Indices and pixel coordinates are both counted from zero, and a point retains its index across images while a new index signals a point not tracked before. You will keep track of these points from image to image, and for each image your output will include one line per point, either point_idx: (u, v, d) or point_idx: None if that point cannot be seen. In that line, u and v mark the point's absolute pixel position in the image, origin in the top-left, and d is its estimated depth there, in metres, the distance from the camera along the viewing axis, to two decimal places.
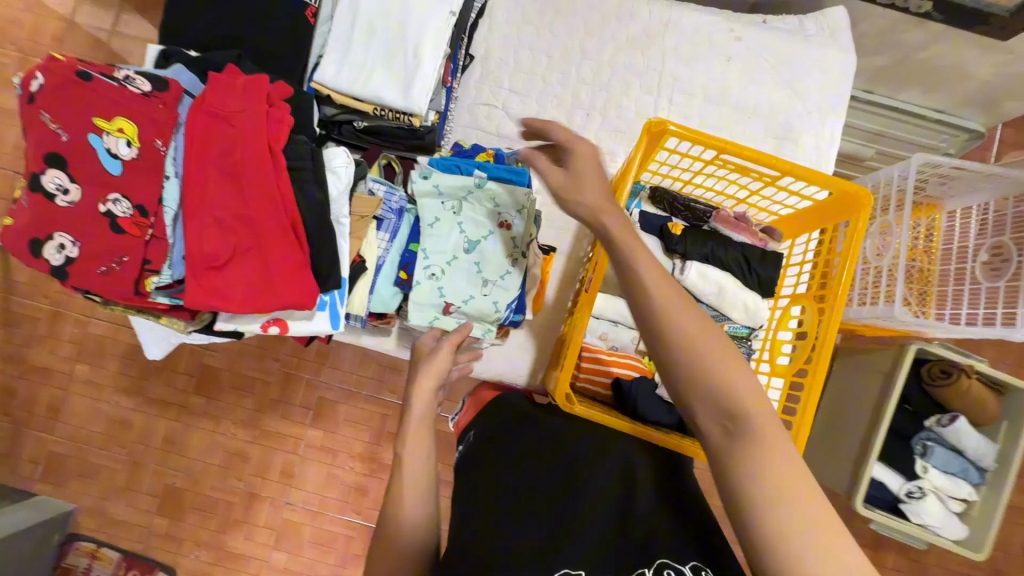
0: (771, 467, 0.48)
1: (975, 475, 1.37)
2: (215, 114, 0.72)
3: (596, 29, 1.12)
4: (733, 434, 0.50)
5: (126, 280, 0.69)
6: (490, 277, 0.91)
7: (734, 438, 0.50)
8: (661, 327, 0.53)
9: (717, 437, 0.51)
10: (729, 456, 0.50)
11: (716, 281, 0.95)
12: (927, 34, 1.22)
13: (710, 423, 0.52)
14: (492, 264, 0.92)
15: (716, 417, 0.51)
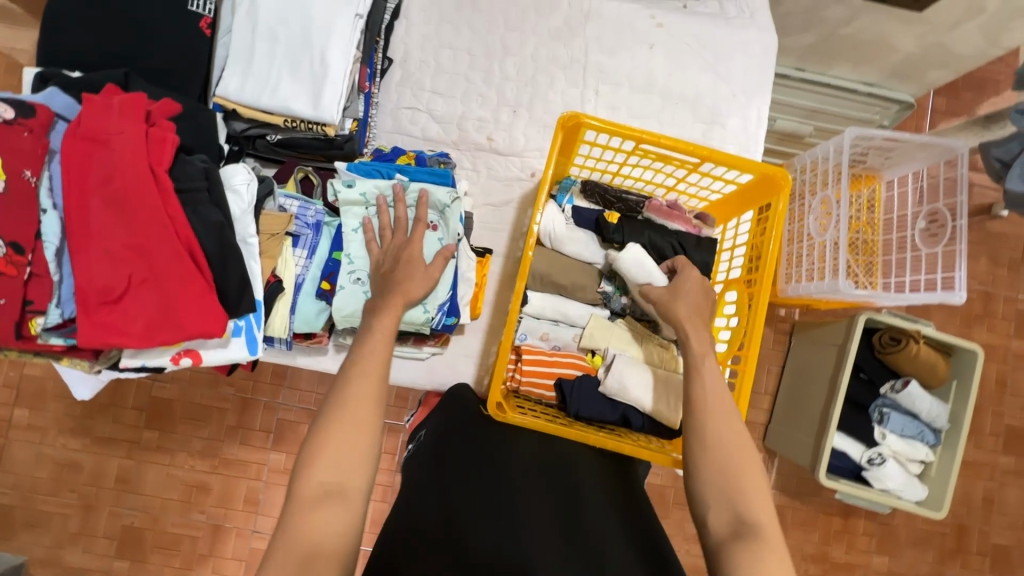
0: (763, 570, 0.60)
1: (931, 437, 1.40)
2: (92, 139, 0.67)
3: (516, 23, 1.10)
4: (740, 535, 0.63)
5: (5, 324, 0.64)
6: None
7: (740, 538, 0.63)
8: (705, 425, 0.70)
9: (724, 533, 0.64)
10: (728, 549, 0.63)
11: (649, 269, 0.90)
12: (847, 9, 1.22)
13: (721, 522, 0.65)
14: None
15: (730, 521, 0.64)
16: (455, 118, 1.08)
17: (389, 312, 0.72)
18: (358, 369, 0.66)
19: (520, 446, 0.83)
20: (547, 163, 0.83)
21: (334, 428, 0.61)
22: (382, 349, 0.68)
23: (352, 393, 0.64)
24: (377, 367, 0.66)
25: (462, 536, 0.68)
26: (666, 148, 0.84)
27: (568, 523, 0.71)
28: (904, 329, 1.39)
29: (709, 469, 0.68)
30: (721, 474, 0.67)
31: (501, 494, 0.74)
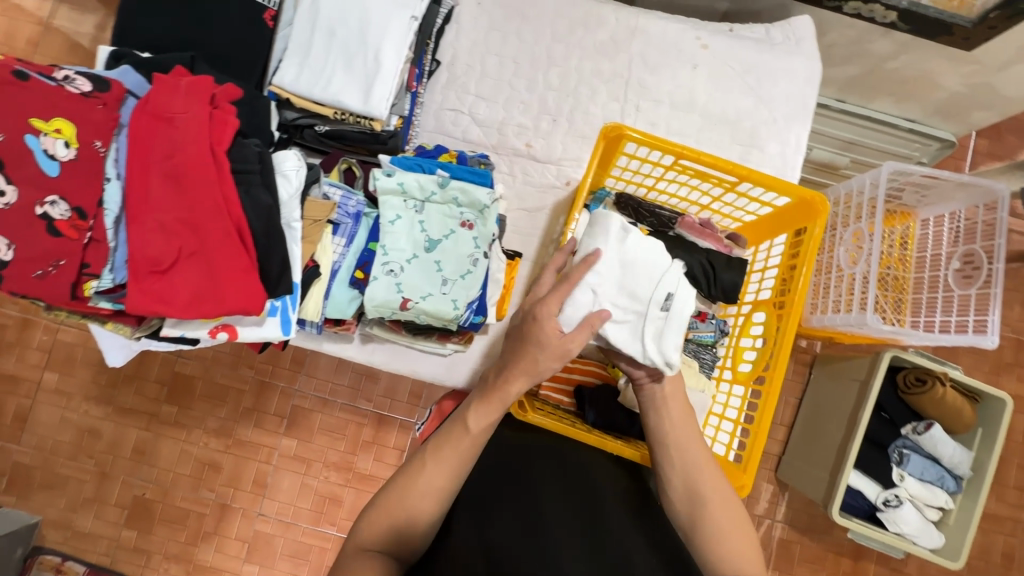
0: None
1: (951, 483, 1.37)
2: (158, 116, 0.71)
3: (563, 35, 1.12)
4: None
5: (63, 284, 0.67)
6: (450, 276, 0.89)
7: None
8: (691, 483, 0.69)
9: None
10: None
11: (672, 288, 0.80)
12: (894, 43, 1.22)
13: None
14: (453, 262, 0.89)
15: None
16: (496, 123, 1.11)
17: (487, 417, 0.68)
18: (436, 465, 0.66)
19: (540, 442, 0.81)
20: (586, 171, 0.85)
21: (392, 505, 0.64)
22: (465, 452, 0.67)
23: (423, 484, 0.65)
24: (456, 467, 0.66)
25: (489, 533, 0.70)
26: (705, 165, 0.85)
27: (590, 532, 0.71)
28: (930, 369, 1.36)
29: (697, 532, 0.67)
30: (710, 534, 0.67)
31: (517, 494, 0.74)
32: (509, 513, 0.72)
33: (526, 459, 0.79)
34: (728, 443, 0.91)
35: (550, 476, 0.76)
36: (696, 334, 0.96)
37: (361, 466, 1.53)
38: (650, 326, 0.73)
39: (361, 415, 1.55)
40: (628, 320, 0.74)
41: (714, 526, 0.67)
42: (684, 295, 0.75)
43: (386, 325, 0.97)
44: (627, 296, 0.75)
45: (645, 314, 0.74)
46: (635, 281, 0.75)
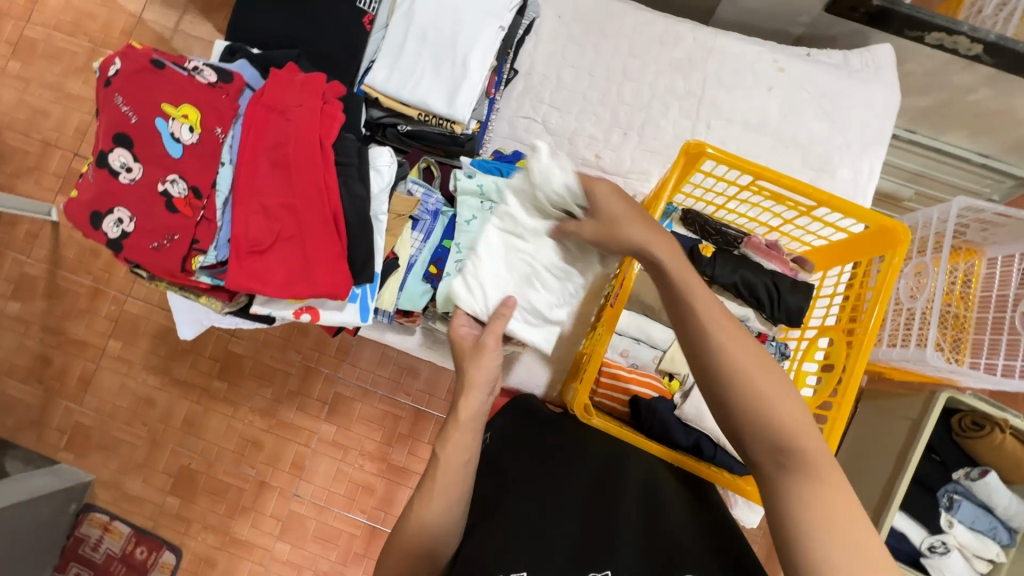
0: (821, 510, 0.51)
1: (1004, 535, 1.31)
2: (273, 107, 0.76)
3: (639, 50, 1.15)
4: (787, 467, 0.54)
5: (175, 256, 0.73)
6: None
7: (791, 473, 0.53)
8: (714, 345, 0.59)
9: (765, 466, 0.55)
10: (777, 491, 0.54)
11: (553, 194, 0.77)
12: (976, 76, 1.19)
13: (764, 457, 0.56)
14: None
15: (770, 452, 0.55)
16: (568, 132, 1.14)
17: (461, 442, 0.71)
18: (423, 503, 0.68)
19: (596, 439, 0.84)
20: (663, 187, 0.87)
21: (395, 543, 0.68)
22: (447, 487, 0.68)
23: (415, 519, 0.67)
24: (440, 505, 0.68)
25: (551, 511, 0.71)
26: (785, 187, 0.85)
27: (647, 518, 0.70)
28: (989, 415, 1.31)
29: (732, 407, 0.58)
30: (756, 401, 0.56)
31: (583, 483, 0.75)
32: (575, 498, 0.73)
33: (588, 452, 0.81)
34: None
35: (611, 467, 0.78)
36: None
37: (395, 458, 1.57)
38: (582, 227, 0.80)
39: (400, 408, 1.59)
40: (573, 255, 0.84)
41: (760, 399, 0.56)
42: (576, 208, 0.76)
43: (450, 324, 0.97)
44: (552, 250, 0.83)
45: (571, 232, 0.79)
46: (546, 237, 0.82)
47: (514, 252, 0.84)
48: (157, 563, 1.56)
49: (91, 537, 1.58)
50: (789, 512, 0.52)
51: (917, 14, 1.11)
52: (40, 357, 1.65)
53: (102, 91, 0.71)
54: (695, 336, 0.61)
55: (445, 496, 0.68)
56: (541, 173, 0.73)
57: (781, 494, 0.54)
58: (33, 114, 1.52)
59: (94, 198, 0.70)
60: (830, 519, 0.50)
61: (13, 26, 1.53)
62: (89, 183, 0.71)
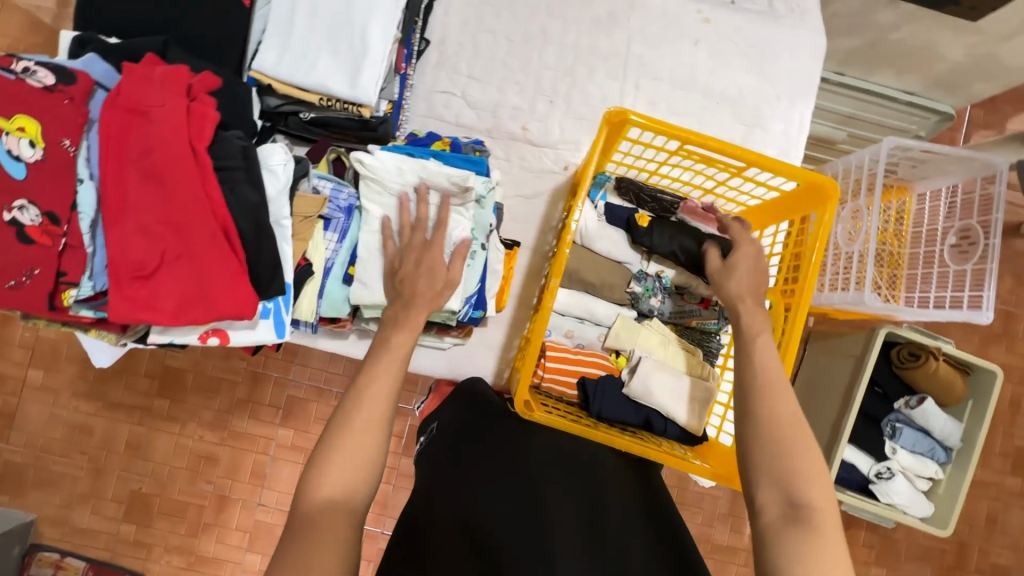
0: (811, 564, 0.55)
1: (941, 454, 1.39)
2: (132, 109, 0.66)
3: (558, 10, 1.07)
4: (792, 518, 0.58)
5: (40, 295, 0.63)
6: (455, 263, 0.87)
7: (792, 523, 0.58)
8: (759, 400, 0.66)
9: (772, 517, 0.60)
10: (779, 535, 0.58)
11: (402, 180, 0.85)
12: (898, 13, 1.18)
13: (773, 503, 0.60)
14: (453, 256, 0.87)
15: (780, 502, 0.60)
16: (490, 105, 1.06)
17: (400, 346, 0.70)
18: (354, 412, 0.63)
19: (543, 438, 0.83)
20: (588, 160, 0.82)
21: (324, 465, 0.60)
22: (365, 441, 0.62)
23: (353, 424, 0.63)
24: (354, 460, 0.61)
25: (490, 514, 0.72)
26: (713, 151, 0.81)
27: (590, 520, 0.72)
28: (924, 345, 1.37)
29: (771, 453, 0.62)
30: (781, 458, 0.62)
31: (526, 484, 0.75)
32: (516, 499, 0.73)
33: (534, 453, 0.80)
34: (719, 426, 0.95)
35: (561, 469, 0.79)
36: (697, 322, 0.97)
37: None
38: (434, 180, 0.85)
39: None
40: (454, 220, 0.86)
41: (785, 436, 0.63)
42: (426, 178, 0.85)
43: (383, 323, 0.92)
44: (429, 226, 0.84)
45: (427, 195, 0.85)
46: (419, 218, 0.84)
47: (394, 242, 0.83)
48: None
49: None
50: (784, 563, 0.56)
51: None
52: None
53: None
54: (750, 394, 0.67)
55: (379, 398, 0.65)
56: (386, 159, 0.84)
57: (777, 540, 0.58)
58: None
59: None
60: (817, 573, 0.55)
61: None
62: None
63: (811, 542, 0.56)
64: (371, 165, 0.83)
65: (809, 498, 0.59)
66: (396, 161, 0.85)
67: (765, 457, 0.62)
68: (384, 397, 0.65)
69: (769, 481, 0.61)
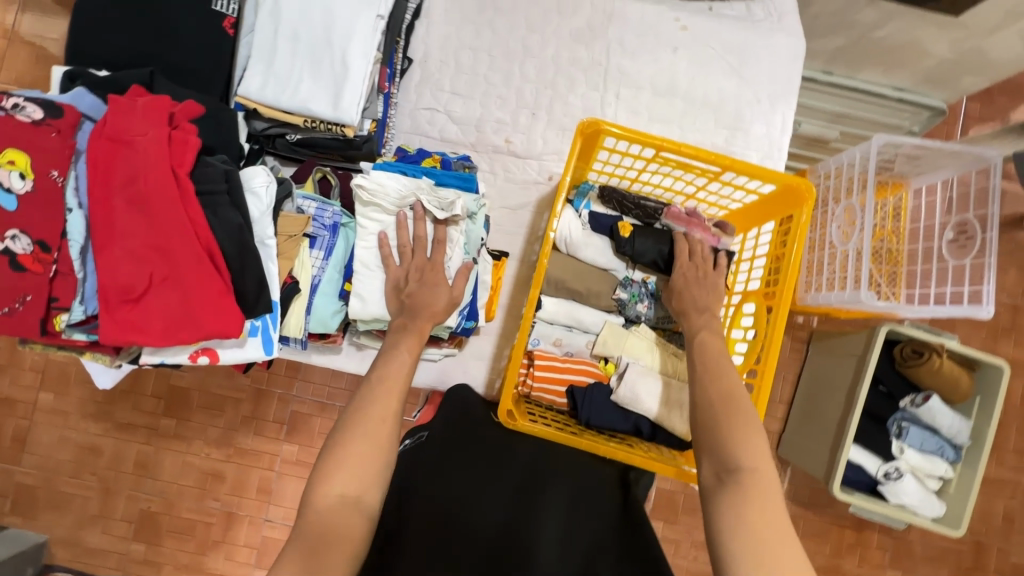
0: (742, 521, 0.57)
1: (951, 453, 1.36)
2: (118, 139, 0.68)
3: (536, 24, 1.09)
4: (725, 480, 0.61)
5: (32, 321, 0.66)
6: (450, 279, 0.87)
7: (724, 484, 0.61)
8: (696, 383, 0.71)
9: (710, 483, 0.62)
10: (716, 497, 0.60)
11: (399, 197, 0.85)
12: (879, 12, 1.19)
13: (709, 472, 0.63)
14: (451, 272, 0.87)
15: (715, 469, 0.63)
16: (474, 120, 1.08)
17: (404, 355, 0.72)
18: (368, 413, 0.64)
19: (527, 448, 0.88)
20: (565, 169, 0.83)
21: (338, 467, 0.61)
22: (375, 442, 0.63)
23: (369, 425, 0.64)
24: (365, 460, 0.62)
25: (476, 513, 0.77)
26: (687, 157, 0.82)
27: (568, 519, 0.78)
28: (926, 342, 1.35)
29: (707, 426, 0.66)
30: (717, 428, 0.65)
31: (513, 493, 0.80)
32: (503, 502, 0.79)
33: (519, 463, 0.85)
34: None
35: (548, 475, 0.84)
36: None
37: None
38: (426, 200, 0.85)
39: None
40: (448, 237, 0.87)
41: (715, 408, 0.67)
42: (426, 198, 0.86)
43: (374, 335, 0.96)
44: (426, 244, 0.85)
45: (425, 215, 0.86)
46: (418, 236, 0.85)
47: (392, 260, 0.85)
48: None
49: None
50: (722, 522, 0.58)
51: None
52: None
53: None
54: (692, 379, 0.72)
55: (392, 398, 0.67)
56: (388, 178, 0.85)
57: (714, 502, 0.60)
58: None
59: None
60: (754, 529, 0.56)
61: None
62: None
63: (743, 499, 0.58)
64: (371, 190, 0.84)
65: (741, 461, 0.62)
66: (399, 181, 0.86)
67: (703, 431, 0.67)
68: (392, 398, 0.67)
69: (708, 453, 0.64)
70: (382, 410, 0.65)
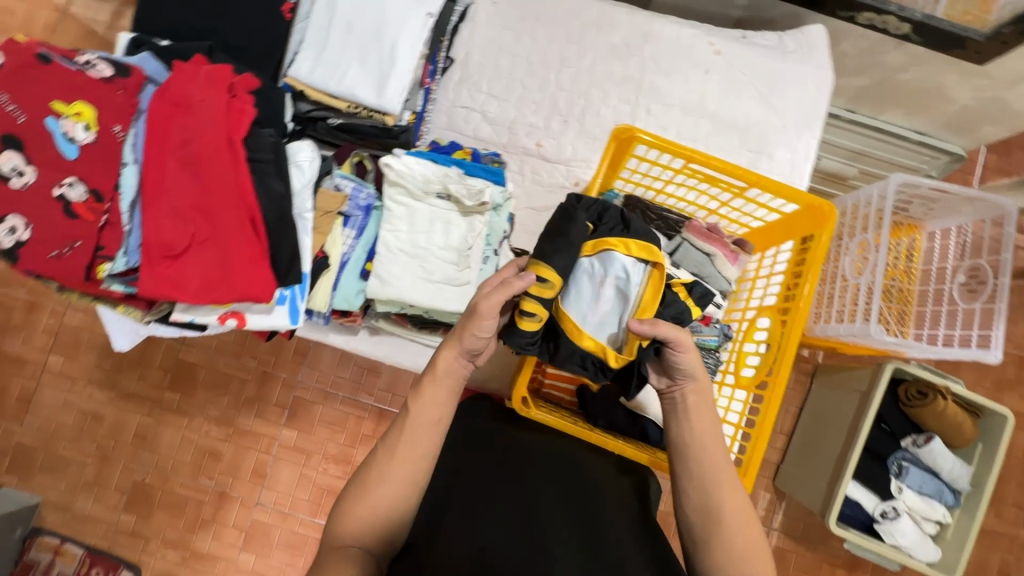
0: None
1: (949, 497, 1.35)
2: (177, 102, 0.72)
3: (575, 36, 1.13)
4: None
5: (78, 265, 0.69)
6: (473, 263, 0.89)
7: None
8: (706, 488, 0.68)
9: None
10: None
11: (428, 181, 0.88)
12: (908, 54, 1.21)
13: None
14: (473, 256, 0.89)
15: None
16: (507, 121, 1.12)
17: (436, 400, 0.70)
18: (387, 457, 0.67)
19: (537, 441, 0.85)
20: (597, 172, 0.87)
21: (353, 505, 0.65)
22: (382, 500, 0.65)
23: (383, 470, 0.66)
24: (371, 515, 0.64)
25: (481, 531, 0.71)
26: (715, 170, 0.85)
27: (585, 538, 0.73)
28: (932, 383, 1.35)
29: (712, 547, 0.66)
30: (729, 551, 0.65)
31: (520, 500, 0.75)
32: (508, 510, 0.74)
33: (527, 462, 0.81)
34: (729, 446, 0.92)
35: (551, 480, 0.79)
36: (699, 338, 0.93)
37: (359, 459, 1.53)
38: (455, 188, 0.88)
39: (362, 409, 1.55)
40: (471, 224, 0.89)
41: (730, 527, 0.66)
42: (451, 183, 0.88)
43: (392, 319, 0.98)
44: (451, 228, 0.89)
45: (449, 200, 0.89)
46: (442, 220, 0.89)
47: (416, 242, 0.88)
48: None
49: (40, 562, 1.49)
50: None
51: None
52: None
53: None
54: (701, 486, 0.68)
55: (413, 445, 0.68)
56: (413, 162, 0.88)
57: None
58: None
59: None
60: None
61: None
62: None
63: None
64: (397, 171, 0.87)
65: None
66: (424, 165, 0.88)
67: (716, 549, 0.66)
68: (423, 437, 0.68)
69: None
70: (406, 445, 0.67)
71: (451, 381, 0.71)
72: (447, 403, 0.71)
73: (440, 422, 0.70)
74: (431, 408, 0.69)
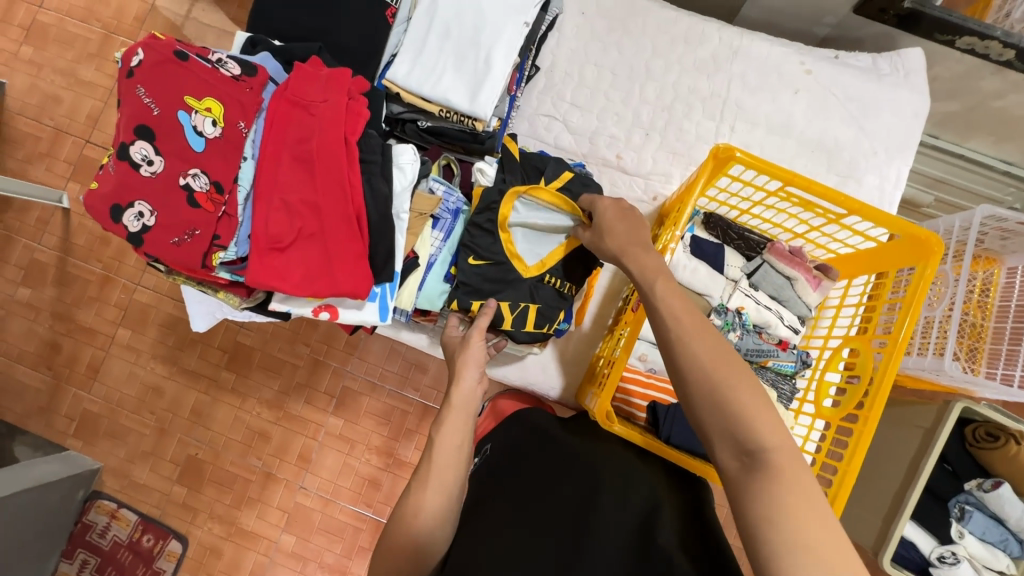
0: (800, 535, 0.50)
1: (1015, 547, 1.25)
2: (298, 102, 0.76)
3: (662, 50, 1.13)
4: (751, 466, 0.55)
5: (196, 252, 0.72)
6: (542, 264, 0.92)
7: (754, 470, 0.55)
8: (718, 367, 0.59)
9: (734, 469, 0.56)
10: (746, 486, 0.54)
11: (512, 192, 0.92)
12: (1005, 82, 1.13)
13: (728, 456, 0.57)
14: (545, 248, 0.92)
15: (736, 452, 0.56)
16: (589, 132, 1.12)
17: (457, 423, 0.76)
18: (422, 482, 0.71)
19: (578, 445, 0.87)
20: (691, 192, 0.85)
21: (401, 523, 0.70)
22: (419, 526, 0.69)
23: (417, 497, 0.70)
24: (405, 543, 0.69)
25: (521, 523, 0.74)
26: (815, 194, 0.83)
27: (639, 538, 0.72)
28: (1004, 426, 1.26)
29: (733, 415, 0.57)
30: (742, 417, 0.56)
31: (573, 494, 0.78)
32: (561, 505, 0.76)
33: (577, 459, 0.84)
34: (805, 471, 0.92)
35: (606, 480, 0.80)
36: (775, 363, 0.94)
37: (401, 452, 1.55)
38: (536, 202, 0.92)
39: (407, 404, 1.56)
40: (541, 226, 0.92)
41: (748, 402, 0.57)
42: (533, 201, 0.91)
43: None
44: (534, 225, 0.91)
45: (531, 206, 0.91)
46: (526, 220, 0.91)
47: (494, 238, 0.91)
48: (163, 552, 1.54)
49: (97, 524, 1.56)
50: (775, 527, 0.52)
51: (948, 17, 1.06)
52: (48, 343, 1.61)
53: (123, 82, 0.70)
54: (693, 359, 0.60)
55: (439, 472, 0.72)
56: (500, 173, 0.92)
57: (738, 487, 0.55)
58: (45, 100, 1.59)
59: (114, 190, 0.69)
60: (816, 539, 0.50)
61: (54, 19, 1.60)
62: (110, 175, 0.70)
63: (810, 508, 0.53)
64: (490, 178, 0.91)
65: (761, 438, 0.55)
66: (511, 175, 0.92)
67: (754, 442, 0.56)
68: (453, 452, 0.73)
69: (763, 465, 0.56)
70: (442, 461, 0.72)
71: (469, 403, 0.78)
72: (466, 426, 0.76)
73: (462, 447, 0.74)
74: (451, 434, 0.74)
